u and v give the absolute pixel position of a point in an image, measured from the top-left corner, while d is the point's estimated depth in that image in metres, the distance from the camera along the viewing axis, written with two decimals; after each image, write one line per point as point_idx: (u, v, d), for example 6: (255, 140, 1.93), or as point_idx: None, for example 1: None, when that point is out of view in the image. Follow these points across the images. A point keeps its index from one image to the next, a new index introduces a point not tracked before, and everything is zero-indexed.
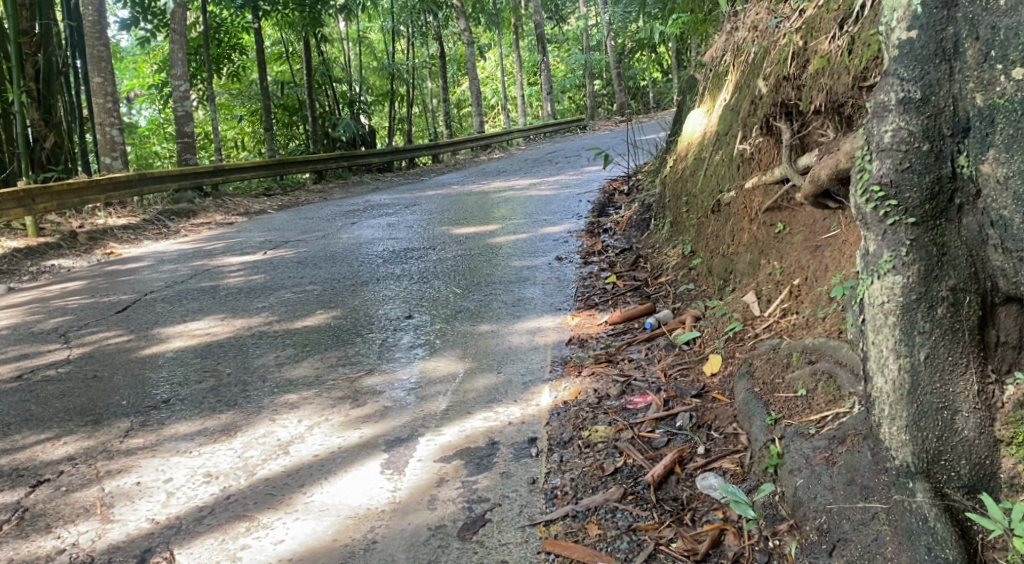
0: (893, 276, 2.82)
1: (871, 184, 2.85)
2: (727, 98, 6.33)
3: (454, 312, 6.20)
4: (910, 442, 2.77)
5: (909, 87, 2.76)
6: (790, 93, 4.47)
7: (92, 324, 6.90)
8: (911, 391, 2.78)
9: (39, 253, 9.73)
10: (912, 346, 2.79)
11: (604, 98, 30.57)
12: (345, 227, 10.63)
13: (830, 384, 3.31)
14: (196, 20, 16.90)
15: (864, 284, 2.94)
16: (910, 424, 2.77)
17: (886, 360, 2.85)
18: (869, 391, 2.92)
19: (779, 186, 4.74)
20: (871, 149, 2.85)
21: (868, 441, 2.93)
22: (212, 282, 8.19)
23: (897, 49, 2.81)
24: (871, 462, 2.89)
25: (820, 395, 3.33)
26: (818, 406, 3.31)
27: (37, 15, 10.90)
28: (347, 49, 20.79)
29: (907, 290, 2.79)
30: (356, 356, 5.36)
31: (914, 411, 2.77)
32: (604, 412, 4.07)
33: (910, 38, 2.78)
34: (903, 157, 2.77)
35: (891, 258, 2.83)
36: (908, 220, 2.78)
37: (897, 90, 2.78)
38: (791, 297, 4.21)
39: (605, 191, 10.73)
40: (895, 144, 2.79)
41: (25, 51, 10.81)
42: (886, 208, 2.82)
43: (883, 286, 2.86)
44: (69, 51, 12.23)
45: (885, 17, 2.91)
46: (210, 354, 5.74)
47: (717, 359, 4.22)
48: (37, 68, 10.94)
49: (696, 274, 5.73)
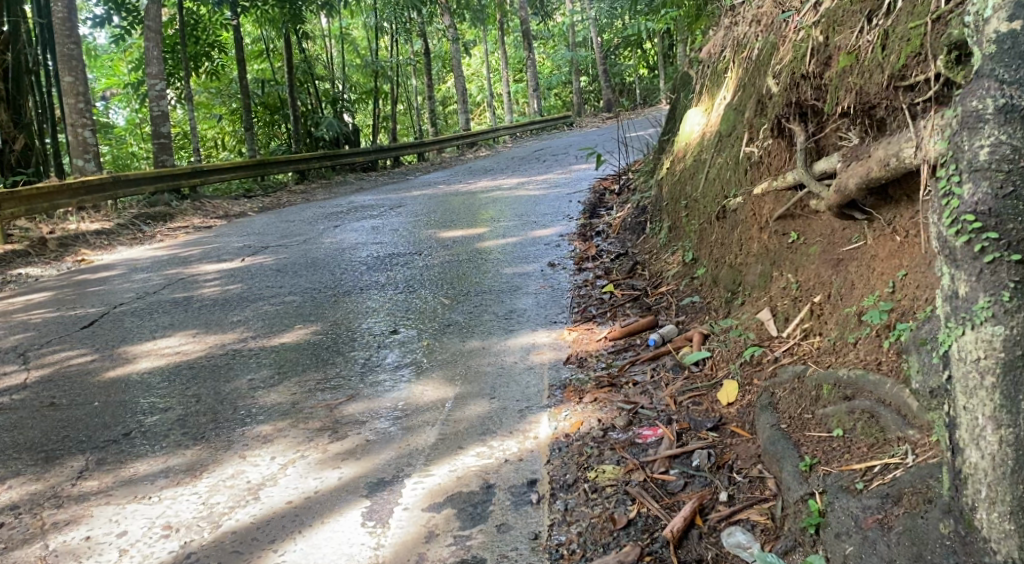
0: (993, 327, 2.43)
1: (963, 211, 2.48)
2: (729, 97, 5.97)
3: (443, 326, 5.81)
4: (1015, 533, 2.40)
5: (1013, 93, 2.39)
6: (809, 93, 4.09)
7: (55, 341, 6.47)
8: (1016, 470, 2.41)
9: (6, 262, 9.29)
10: (1017, 414, 2.41)
11: (590, 95, 30.20)
12: (327, 230, 10.20)
13: (872, 425, 3.08)
14: (172, 16, 16.40)
15: (949, 333, 2.55)
16: (1015, 511, 2.40)
17: (981, 431, 2.47)
18: (959, 467, 2.54)
19: (792, 192, 4.39)
20: (961, 168, 2.49)
21: (938, 509, 2.64)
22: (186, 292, 7.78)
23: (995, 46, 2.43)
24: (942, 537, 2.59)
25: (860, 438, 3.09)
26: (860, 453, 3.05)
27: (4, 12, 10.40)
28: (328, 46, 20.30)
29: (1009, 344, 2.42)
30: (336, 379, 4.95)
31: (1019, 496, 2.40)
32: (611, 448, 3.68)
33: (1012, 31, 2.40)
34: (1004, 178, 2.42)
35: (989, 304, 2.45)
36: (1010, 258, 2.42)
37: (995, 96, 2.42)
38: (813, 317, 3.83)
39: (596, 190, 10.37)
40: (993, 163, 2.43)
41: None
42: (983, 242, 2.45)
43: (977, 339, 2.47)
44: (38, 49, 11.75)
45: (973, 5, 2.53)
46: (179, 376, 5.33)
47: (732, 386, 3.84)
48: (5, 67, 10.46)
49: (699, 285, 5.36)
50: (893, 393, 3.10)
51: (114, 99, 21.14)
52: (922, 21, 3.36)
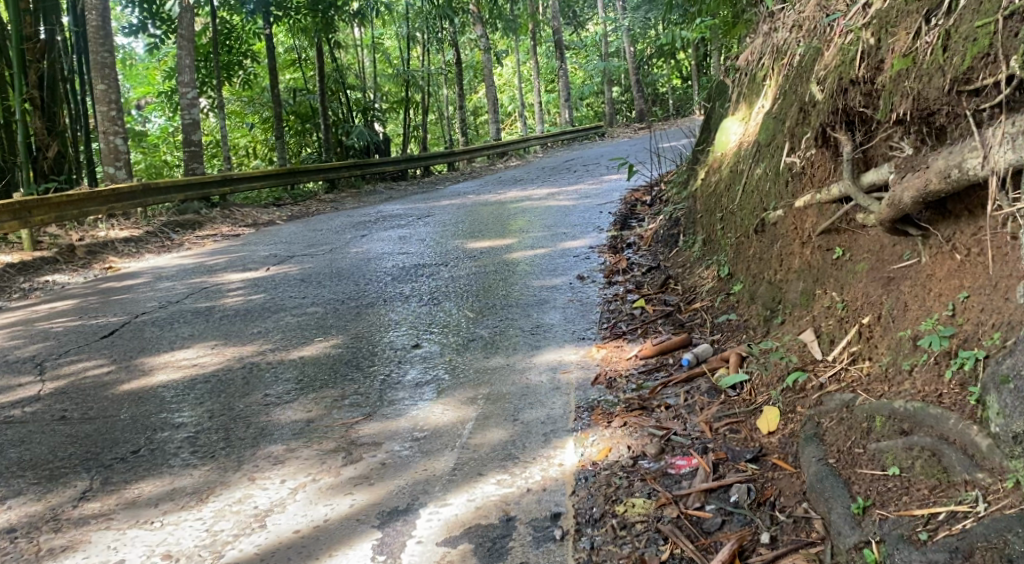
0: None
1: None
2: (768, 105, 5.71)
3: (466, 340, 5.59)
4: None
5: None
6: (857, 100, 3.87)
7: (74, 351, 6.33)
8: None
9: (33, 269, 9.20)
10: None
11: (622, 105, 29.96)
12: (354, 240, 10.03)
13: (933, 465, 2.85)
14: (205, 26, 16.38)
15: None
16: None
17: None
18: None
19: (838, 206, 4.20)
20: None
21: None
22: (210, 302, 7.61)
23: None
24: None
25: (920, 478, 2.86)
26: (920, 495, 2.82)
27: (40, 20, 10.31)
28: (360, 55, 20.24)
29: None
30: (354, 397, 4.74)
31: None
32: (642, 479, 3.43)
33: None
34: None
35: None
36: None
37: None
38: (862, 339, 3.56)
39: (627, 201, 10.14)
40: None
41: (28, 57, 10.22)
42: None
43: None
44: (73, 56, 11.69)
45: None
46: (195, 390, 5.15)
47: (773, 414, 3.56)
48: (40, 74, 10.37)
49: (736, 301, 5.09)
50: (959, 431, 2.84)
51: (149, 108, 21.18)
52: (992, 19, 3.12)
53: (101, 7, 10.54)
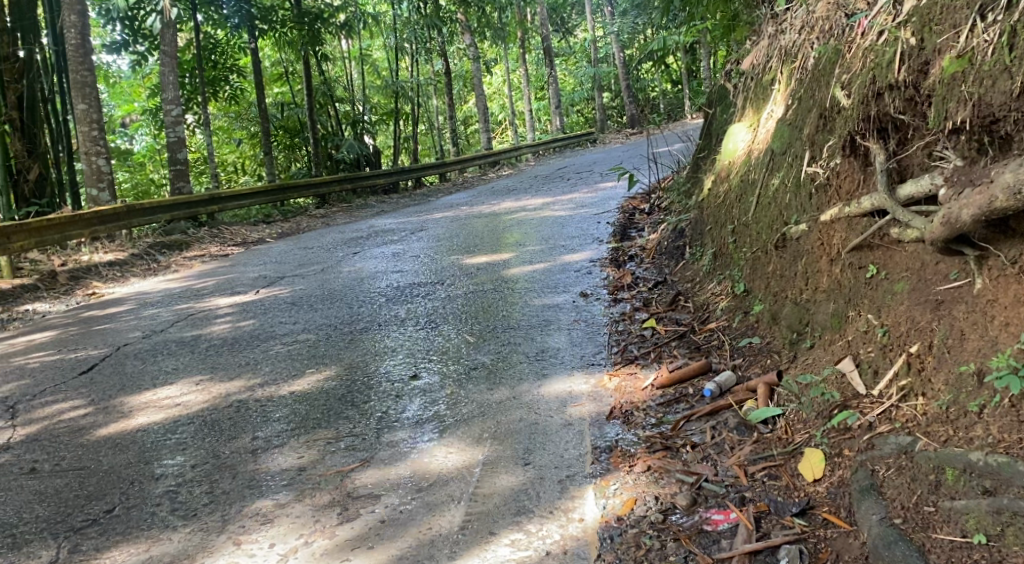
0: None
1: None
2: (779, 111, 5.29)
3: (469, 369, 5.21)
4: None
5: None
6: (895, 104, 3.70)
7: (50, 391, 5.91)
8: None
9: (14, 298, 8.82)
10: None
11: (614, 111, 29.56)
12: (346, 258, 9.64)
13: None
14: (188, 41, 15.98)
15: None
16: None
17: None
18: None
19: (869, 220, 3.86)
20: None
21: None
22: (196, 331, 7.21)
23: None
24: None
25: (1012, 545, 2.83)
26: None
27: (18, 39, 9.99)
28: (347, 67, 19.83)
29: None
30: (349, 440, 4.34)
31: None
32: (675, 538, 3.34)
33: None
34: None
35: None
36: None
37: None
38: (912, 371, 3.43)
39: (625, 209, 9.78)
40: None
41: (7, 78, 9.88)
42: None
43: None
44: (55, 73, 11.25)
45: None
46: (178, 435, 4.70)
47: (817, 460, 3.46)
48: (20, 95, 10.00)
49: (757, 324, 4.67)
50: None
51: (133, 126, 20.66)
52: None
53: (80, 25, 10.17)
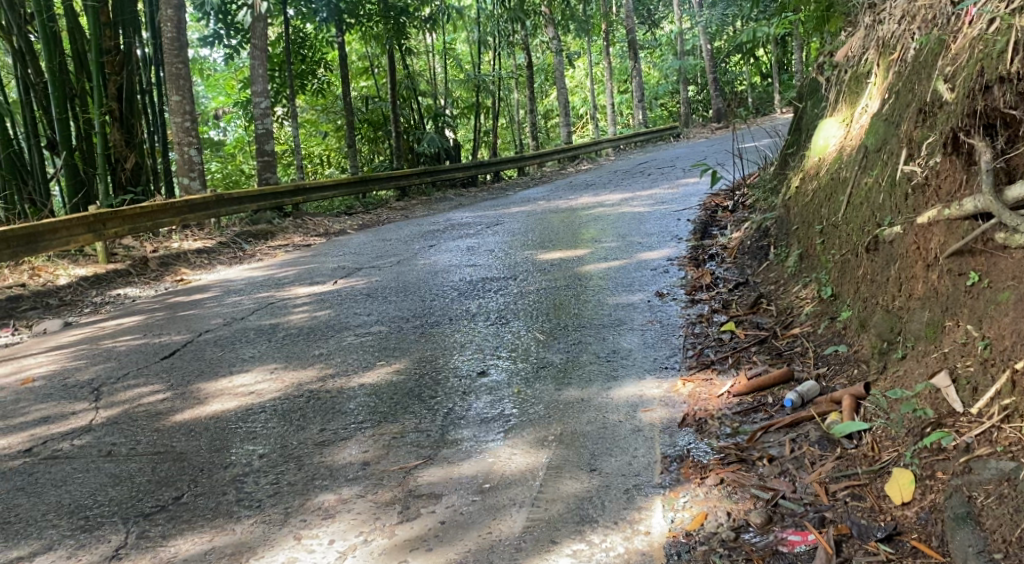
0: None
1: None
2: (874, 106, 5.00)
3: (538, 367, 5.09)
4: None
5: None
6: (1005, 99, 3.53)
7: (132, 374, 5.98)
8: None
9: (106, 282, 9.04)
10: None
11: (699, 105, 29.04)
12: (423, 251, 9.61)
13: None
14: (278, 35, 16.21)
15: None
16: None
17: None
18: None
19: (973, 222, 3.61)
20: None
21: None
22: (274, 319, 7.25)
23: None
24: None
25: None
26: None
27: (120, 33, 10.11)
28: (431, 60, 19.90)
29: None
30: (414, 436, 4.25)
31: None
32: (747, 558, 3.17)
33: None
34: None
35: None
36: None
37: None
38: (1016, 390, 3.19)
39: (707, 207, 9.51)
40: None
41: (107, 71, 10.02)
42: None
43: None
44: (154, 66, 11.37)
45: None
46: (250, 422, 4.64)
47: (906, 482, 3.25)
48: (119, 87, 10.14)
49: (844, 331, 4.42)
50: None
51: (225, 118, 21.07)
52: None
53: (176, 19, 10.39)
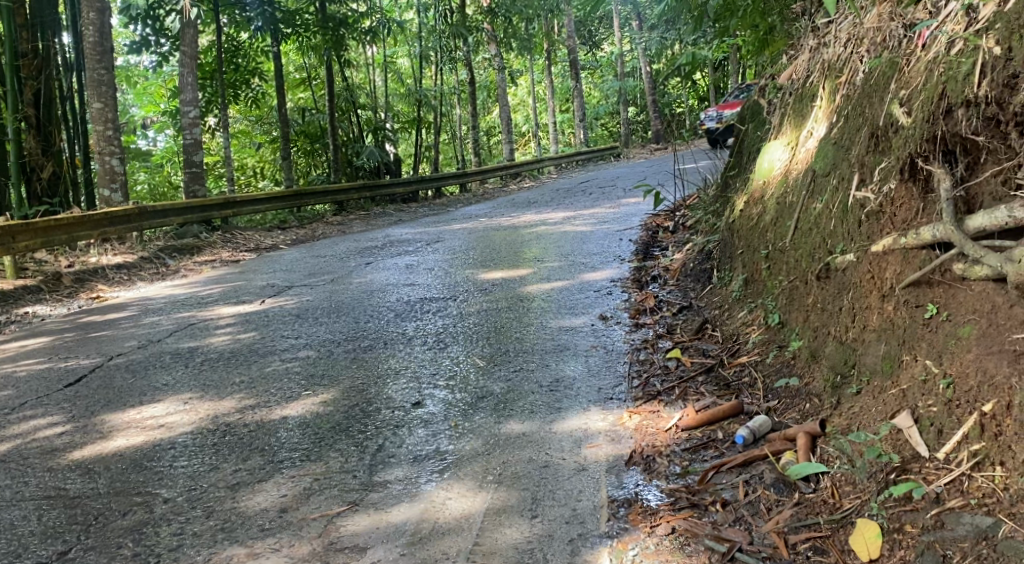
0: None
1: None
2: (821, 127, 4.83)
3: (477, 397, 4.77)
4: None
5: None
6: (968, 123, 3.36)
7: (31, 403, 5.49)
8: None
9: (13, 299, 8.46)
10: None
11: (638, 125, 29.20)
12: (359, 268, 9.24)
13: None
14: (209, 43, 15.65)
15: None
16: None
17: None
18: None
19: (932, 252, 3.44)
20: None
21: None
22: (195, 342, 6.81)
23: None
24: None
25: None
26: None
27: (37, 36, 9.55)
28: (370, 74, 19.53)
29: None
30: (340, 477, 3.90)
31: None
32: None
33: None
34: None
35: None
36: None
37: None
38: (986, 436, 3.03)
39: (649, 226, 9.36)
40: None
41: (23, 75, 9.41)
42: None
43: None
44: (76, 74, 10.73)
45: None
46: (156, 460, 4.23)
47: (871, 534, 3.04)
48: (37, 93, 9.52)
49: (793, 362, 4.21)
50: None
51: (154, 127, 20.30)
52: None
53: (98, 22, 9.84)
